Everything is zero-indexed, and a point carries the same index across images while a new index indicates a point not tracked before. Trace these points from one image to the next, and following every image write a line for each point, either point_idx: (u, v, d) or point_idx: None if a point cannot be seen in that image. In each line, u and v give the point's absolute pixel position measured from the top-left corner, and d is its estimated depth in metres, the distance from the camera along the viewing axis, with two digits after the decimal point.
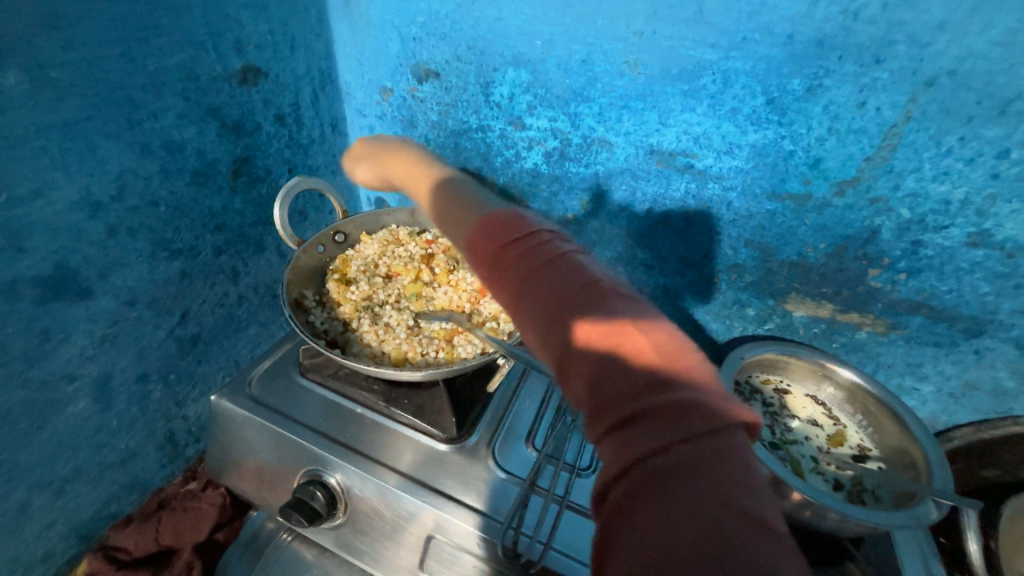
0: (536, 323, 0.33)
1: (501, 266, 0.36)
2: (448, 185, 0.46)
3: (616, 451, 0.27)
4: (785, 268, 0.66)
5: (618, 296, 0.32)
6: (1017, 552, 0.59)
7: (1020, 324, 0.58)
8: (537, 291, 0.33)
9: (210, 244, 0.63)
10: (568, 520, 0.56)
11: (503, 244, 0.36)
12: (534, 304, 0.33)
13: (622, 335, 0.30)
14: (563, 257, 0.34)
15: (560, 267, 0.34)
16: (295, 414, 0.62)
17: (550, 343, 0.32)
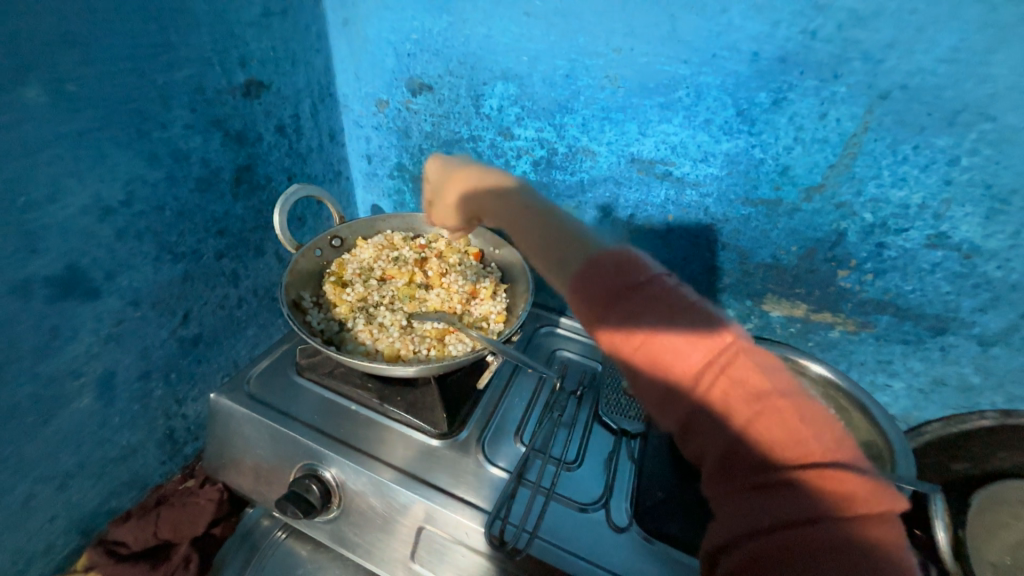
0: (672, 378, 0.38)
1: (628, 313, 0.40)
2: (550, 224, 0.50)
3: (756, 507, 0.34)
4: (761, 270, 0.69)
5: (750, 360, 0.38)
6: (986, 540, 0.62)
7: (980, 322, 0.61)
8: (672, 349, 0.38)
9: (212, 248, 0.66)
10: (554, 510, 0.58)
11: (631, 294, 0.41)
12: (670, 360, 0.38)
13: (762, 399, 0.36)
14: (699, 315, 0.39)
15: (692, 323, 0.38)
16: (291, 411, 0.65)
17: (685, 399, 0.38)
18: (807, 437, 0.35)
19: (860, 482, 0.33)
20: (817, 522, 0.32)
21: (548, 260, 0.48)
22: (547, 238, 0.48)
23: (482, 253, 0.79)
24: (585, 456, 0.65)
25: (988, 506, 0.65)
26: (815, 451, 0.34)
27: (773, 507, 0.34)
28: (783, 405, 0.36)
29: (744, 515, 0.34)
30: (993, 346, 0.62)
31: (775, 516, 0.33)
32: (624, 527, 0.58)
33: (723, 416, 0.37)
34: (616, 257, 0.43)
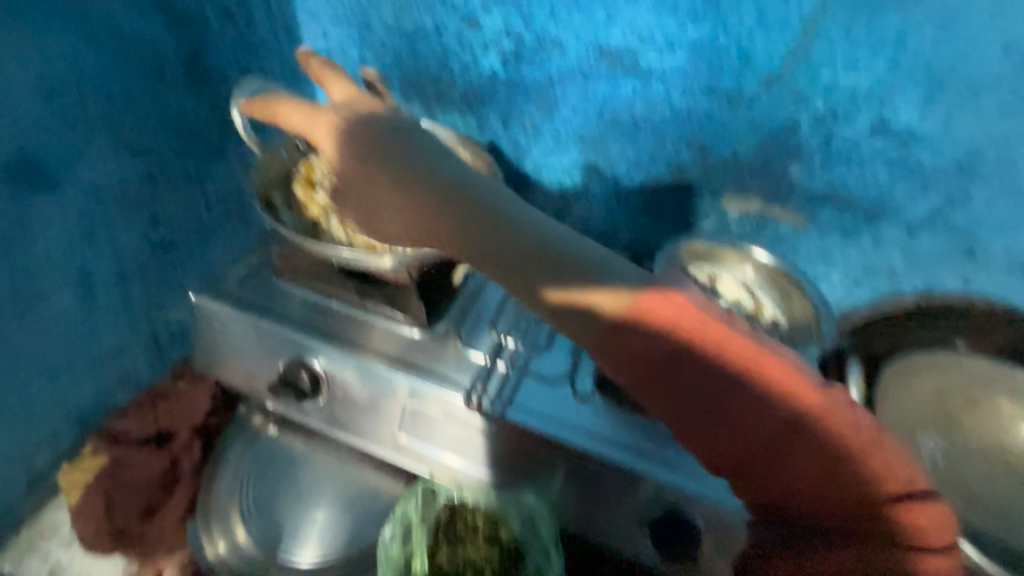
0: (712, 453, 0.39)
1: (675, 388, 0.39)
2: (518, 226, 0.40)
3: (808, 510, 0.38)
4: (721, 166, 0.73)
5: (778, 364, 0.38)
6: (900, 402, 0.72)
7: (911, 208, 0.67)
8: (706, 428, 0.39)
9: (171, 146, 0.65)
10: (526, 384, 0.64)
11: (673, 369, 0.38)
12: (710, 437, 0.39)
13: (795, 407, 0.37)
14: (719, 330, 0.38)
15: (716, 369, 0.38)
16: (273, 309, 0.67)
17: (729, 460, 0.39)
18: (844, 427, 0.37)
19: (891, 450, 0.37)
20: (860, 496, 0.37)
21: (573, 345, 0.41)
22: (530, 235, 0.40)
23: None
24: (555, 342, 0.69)
25: (901, 371, 0.73)
26: (848, 443, 0.37)
27: (818, 497, 0.37)
28: (809, 418, 0.37)
29: (798, 510, 0.38)
30: (920, 232, 0.69)
31: (820, 503, 0.37)
32: (587, 397, 0.63)
33: (766, 442, 0.37)
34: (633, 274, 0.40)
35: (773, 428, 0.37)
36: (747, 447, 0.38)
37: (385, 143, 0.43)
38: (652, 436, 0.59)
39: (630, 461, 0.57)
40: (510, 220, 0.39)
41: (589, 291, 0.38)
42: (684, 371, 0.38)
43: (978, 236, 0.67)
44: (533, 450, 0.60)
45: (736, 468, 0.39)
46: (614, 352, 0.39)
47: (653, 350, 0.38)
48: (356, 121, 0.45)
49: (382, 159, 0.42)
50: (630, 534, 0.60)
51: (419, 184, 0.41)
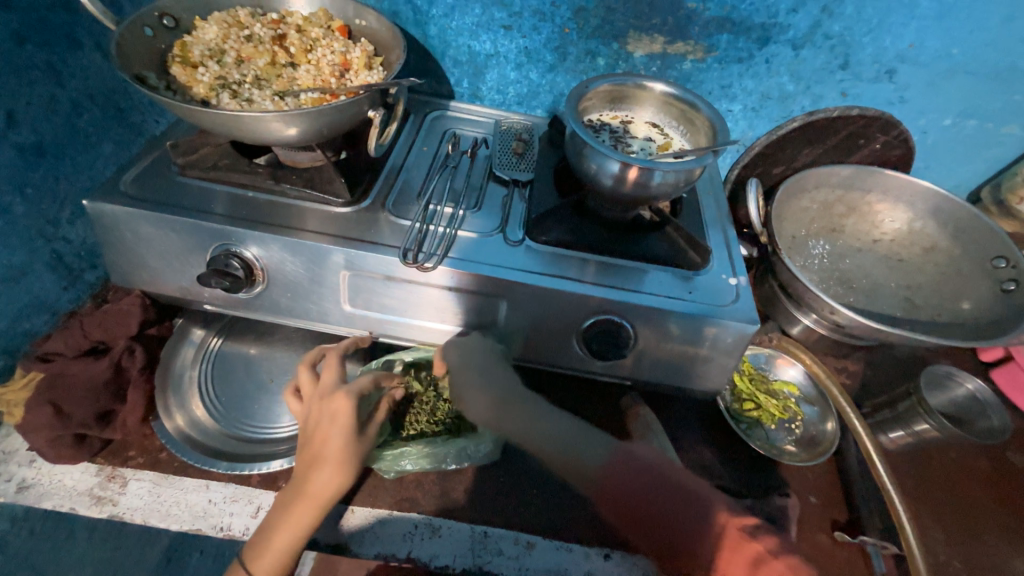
0: (594, 476, 0.58)
1: (587, 474, 0.59)
2: (504, 390, 0.62)
3: (639, 519, 0.57)
4: (621, 2, 0.73)
5: (629, 466, 0.58)
6: (787, 217, 0.85)
7: (793, 24, 0.72)
8: (605, 480, 0.58)
9: (4, 26, 0.55)
10: (459, 240, 0.67)
11: (598, 476, 0.58)
12: (607, 479, 0.58)
13: (635, 492, 0.57)
14: (615, 466, 0.58)
15: (611, 486, 0.58)
16: (183, 203, 0.64)
17: (601, 488, 0.58)
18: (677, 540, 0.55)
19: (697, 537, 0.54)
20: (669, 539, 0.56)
21: (518, 425, 0.62)
22: (519, 424, 0.62)
23: (347, 28, 0.73)
24: (483, 202, 0.73)
25: (790, 192, 0.84)
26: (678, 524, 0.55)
27: (651, 527, 0.56)
28: (650, 514, 0.56)
29: (633, 517, 0.57)
30: (803, 48, 0.75)
31: (648, 532, 0.57)
32: (519, 241, 0.68)
33: (618, 484, 0.57)
34: (581, 470, 0.59)
35: (643, 473, 0.57)
36: (611, 489, 0.58)
37: (487, 372, 0.62)
38: (581, 268, 0.66)
39: (569, 286, 0.63)
40: (535, 425, 0.62)
41: (566, 459, 0.60)
42: (586, 456, 0.59)
43: (849, 44, 0.74)
44: (477, 294, 0.64)
45: (607, 489, 0.58)
46: (573, 475, 0.60)
47: (586, 463, 0.59)
48: (329, 109, 0.57)
49: (484, 387, 0.62)
50: (572, 355, 0.69)
51: (508, 402, 0.62)
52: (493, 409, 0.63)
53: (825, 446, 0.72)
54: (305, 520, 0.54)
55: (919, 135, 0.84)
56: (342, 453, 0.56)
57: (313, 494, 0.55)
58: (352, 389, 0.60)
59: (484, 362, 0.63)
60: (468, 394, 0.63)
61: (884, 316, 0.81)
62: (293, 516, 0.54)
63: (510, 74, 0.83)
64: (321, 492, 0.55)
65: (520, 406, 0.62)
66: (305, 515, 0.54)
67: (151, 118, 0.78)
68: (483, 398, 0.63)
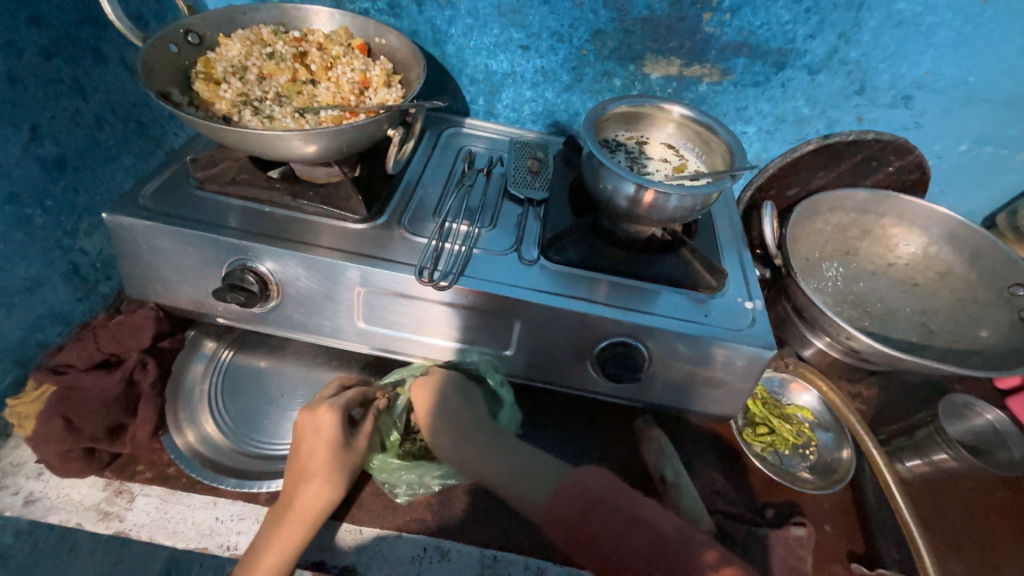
0: (546, 507, 0.59)
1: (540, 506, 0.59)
2: (463, 421, 0.62)
3: (597, 549, 0.57)
4: (639, 26, 0.74)
5: (576, 492, 0.59)
6: (800, 239, 0.85)
7: (810, 50, 0.73)
8: (557, 510, 0.58)
9: (32, 42, 0.56)
10: (475, 258, 0.66)
11: (551, 508, 0.59)
12: (558, 512, 0.58)
13: (587, 515, 0.57)
14: (564, 495, 0.59)
15: (562, 516, 0.58)
16: (200, 217, 0.64)
17: (552, 519, 0.58)
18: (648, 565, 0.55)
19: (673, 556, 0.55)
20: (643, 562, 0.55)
21: (476, 457, 0.61)
22: (477, 456, 0.61)
23: (367, 46, 0.74)
24: (498, 220, 0.73)
25: (805, 214, 0.84)
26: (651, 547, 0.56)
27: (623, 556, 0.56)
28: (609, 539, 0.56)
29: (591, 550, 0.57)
30: (819, 73, 0.75)
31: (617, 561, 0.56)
32: (534, 261, 0.68)
33: (571, 514, 0.58)
34: (535, 502, 0.59)
35: (587, 498, 0.58)
36: (561, 520, 0.58)
37: (449, 406, 0.63)
38: (595, 288, 0.66)
39: (581, 307, 0.62)
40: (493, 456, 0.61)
41: (519, 489, 0.60)
42: (536, 487, 0.60)
43: (865, 69, 0.74)
44: (489, 312, 0.64)
45: (558, 521, 0.58)
46: (524, 506, 0.60)
47: (535, 495, 0.59)
48: (348, 127, 0.57)
49: (445, 417, 0.63)
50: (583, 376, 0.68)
51: (467, 436, 0.62)
52: (455, 442, 0.62)
53: (841, 474, 0.71)
54: (295, 536, 0.55)
55: (935, 160, 0.84)
56: (327, 466, 0.57)
57: (303, 509, 0.55)
58: (336, 402, 0.62)
59: (448, 395, 0.63)
60: (433, 425, 0.63)
61: (900, 341, 0.80)
62: (282, 533, 0.54)
63: (526, 93, 0.84)
64: (310, 505, 0.55)
65: (478, 439, 0.62)
66: (295, 531, 0.55)
67: (169, 131, 0.79)
68: (442, 431, 0.62)
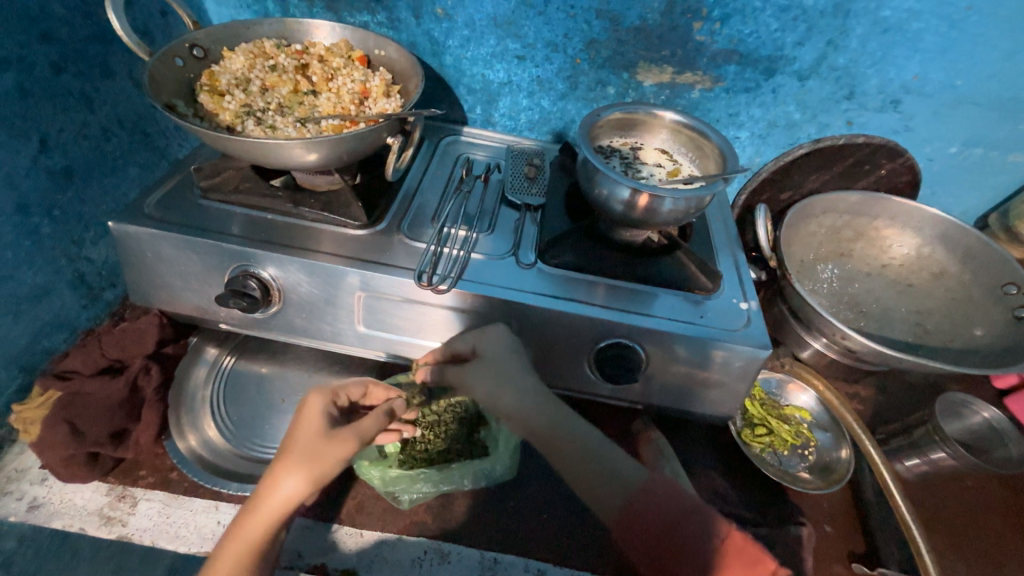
0: (620, 506, 0.56)
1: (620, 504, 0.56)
2: (539, 404, 0.61)
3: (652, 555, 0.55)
4: (632, 35, 0.75)
5: (654, 498, 0.55)
6: (794, 241, 0.86)
7: (799, 57, 0.74)
8: (638, 511, 0.55)
9: (43, 56, 0.58)
10: (473, 263, 0.68)
11: (627, 508, 0.55)
12: (637, 514, 0.55)
13: (665, 525, 0.54)
14: (643, 497, 0.55)
15: (638, 518, 0.55)
16: (203, 224, 0.65)
17: (623, 514, 0.56)
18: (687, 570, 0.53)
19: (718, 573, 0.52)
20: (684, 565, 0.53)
21: (554, 443, 0.59)
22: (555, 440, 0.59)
23: (367, 58, 0.76)
24: (496, 225, 0.74)
25: (798, 217, 0.85)
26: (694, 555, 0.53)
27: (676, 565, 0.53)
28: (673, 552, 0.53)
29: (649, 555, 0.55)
30: (809, 79, 0.76)
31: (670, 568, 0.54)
32: (531, 265, 0.69)
33: (642, 521, 0.55)
34: (616, 501, 0.56)
35: (667, 510, 0.54)
36: (635, 521, 0.55)
37: (513, 377, 0.61)
38: (591, 290, 0.67)
39: (577, 309, 0.63)
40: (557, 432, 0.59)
41: (596, 480, 0.57)
42: (613, 484, 0.56)
43: (854, 75, 0.75)
44: (488, 315, 0.65)
45: (631, 518, 0.55)
46: (597, 498, 0.57)
47: (611, 490, 0.56)
48: (350, 136, 0.59)
49: (508, 383, 0.61)
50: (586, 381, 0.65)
51: (542, 417, 0.60)
52: (524, 416, 0.61)
53: (840, 474, 0.70)
54: (257, 531, 0.52)
55: (925, 163, 0.86)
56: (298, 459, 0.53)
57: (269, 505, 0.52)
58: (327, 390, 0.60)
59: (509, 365, 0.61)
60: (502, 399, 0.62)
61: (896, 340, 0.80)
62: (242, 521, 0.52)
63: (522, 101, 0.86)
64: (269, 493, 0.52)
65: (553, 425, 0.60)
66: (252, 521, 0.51)
67: (174, 142, 0.81)
68: (509, 397, 0.61)
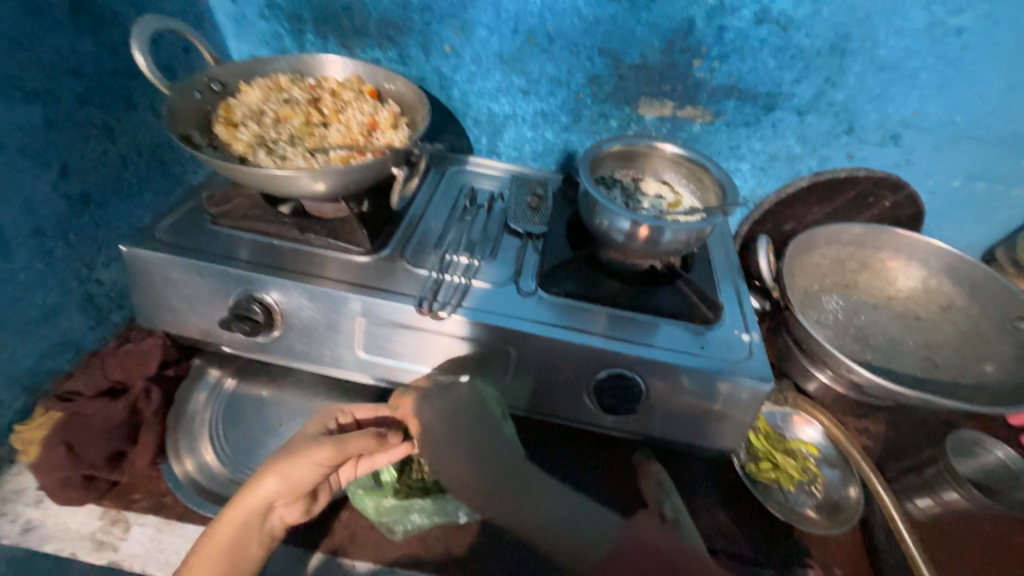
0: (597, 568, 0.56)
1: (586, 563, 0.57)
2: (502, 467, 0.62)
3: None
4: (632, 72, 0.77)
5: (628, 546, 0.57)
6: (798, 272, 0.86)
7: (798, 92, 0.75)
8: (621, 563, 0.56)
9: (70, 89, 0.61)
10: (473, 290, 0.68)
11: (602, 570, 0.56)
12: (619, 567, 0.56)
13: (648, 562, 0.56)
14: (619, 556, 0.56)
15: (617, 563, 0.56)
16: (211, 250, 0.67)
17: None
18: None
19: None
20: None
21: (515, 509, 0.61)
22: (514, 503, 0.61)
23: (377, 91, 0.79)
24: (497, 253, 0.75)
25: (802, 248, 0.85)
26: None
27: None
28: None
29: None
30: (807, 114, 0.78)
31: None
32: (531, 292, 0.70)
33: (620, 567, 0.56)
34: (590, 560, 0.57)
35: (649, 557, 0.56)
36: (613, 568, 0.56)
37: (472, 430, 0.63)
38: (592, 320, 0.67)
39: (576, 338, 0.63)
40: (521, 496, 0.61)
41: (570, 541, 0.58)
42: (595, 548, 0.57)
43: (853, 110, 0.77)
44: (488, 343, 0.65)
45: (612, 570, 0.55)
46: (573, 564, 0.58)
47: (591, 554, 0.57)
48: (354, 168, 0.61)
49: (460, 447, 0.63)
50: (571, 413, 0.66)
51: (502, 477, 0.61)
52: (484, 478, 0.62)
53: (847, 515, 0.68)
54: (230, 533, 0.54)
55: (929, 196, 0.86)
56: (276, 460, 0.56)
57: (245, 503, 0.55)
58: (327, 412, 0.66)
59: (469, 418, 0.63)
60: (454, 461, 0.64)
61: (906, 376, 0.78)
62: (221, 522, 0.55)
63: (526, 133, 0.88)
64: (247, 498, 0.55)
65: (506, 478, 0.61)
66: (228, 524, 0.54)
67: (190, 169, 0.83)
68: (460, 457, 0.63)
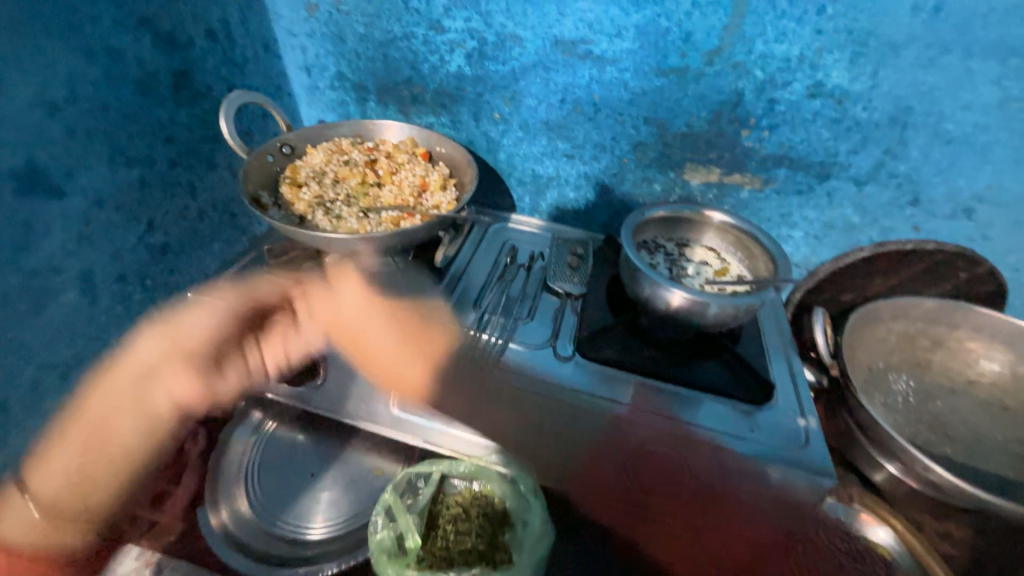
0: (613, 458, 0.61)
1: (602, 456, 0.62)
2: (472, 367, 0.66)
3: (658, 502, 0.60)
4: (678, 139, 0.77)
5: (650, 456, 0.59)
6: (859, 346, 0.79)
7: (855, 163, 0.73)
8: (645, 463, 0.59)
9: (163, 154, 0.69)
10: (510, 351, 0.68)
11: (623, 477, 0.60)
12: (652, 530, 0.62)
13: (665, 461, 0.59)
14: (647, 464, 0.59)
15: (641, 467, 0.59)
16: (268, 300, 0.71)
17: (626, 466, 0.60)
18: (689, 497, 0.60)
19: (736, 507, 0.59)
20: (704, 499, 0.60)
21: (501, 406, 0.65)
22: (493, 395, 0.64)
23: (429, 153, 0.83)
24: (536, 312, 0.75)
25: (863, 321, 0.79)
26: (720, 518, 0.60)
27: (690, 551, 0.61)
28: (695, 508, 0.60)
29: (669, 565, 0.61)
30: (866, 184, 0.74)
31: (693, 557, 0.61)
32: (569, 356, 0.68)
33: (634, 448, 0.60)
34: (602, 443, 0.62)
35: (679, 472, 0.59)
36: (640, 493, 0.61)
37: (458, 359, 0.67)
38: (631, 392, 0.64)
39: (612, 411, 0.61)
40: (503, 395, 0.64)
41: (563, 424, 0.64)
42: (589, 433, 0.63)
43: (917, 182, 0.73)
44: (521, 409, 0.64)
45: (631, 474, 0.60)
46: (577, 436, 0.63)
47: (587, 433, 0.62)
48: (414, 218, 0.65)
49: (435, 352, 0.68)
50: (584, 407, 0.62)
51: (502, 413, 0.65)
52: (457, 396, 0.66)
53: None
54: (130, 439, 0.68)
55: (1011, 273, 0.78)
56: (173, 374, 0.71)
57: (137, 420, 0.69)
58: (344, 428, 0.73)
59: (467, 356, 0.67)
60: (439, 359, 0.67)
61: (993, 477, 0.69)
62: (71, 442, 0.67)
63: (569, 194, 0.89)
64: (123, 421, 0.68)
65: (476, 375, 0.65)
66: (77, 436, 0.67)
67: (256, 220, 0.91)
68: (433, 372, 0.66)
